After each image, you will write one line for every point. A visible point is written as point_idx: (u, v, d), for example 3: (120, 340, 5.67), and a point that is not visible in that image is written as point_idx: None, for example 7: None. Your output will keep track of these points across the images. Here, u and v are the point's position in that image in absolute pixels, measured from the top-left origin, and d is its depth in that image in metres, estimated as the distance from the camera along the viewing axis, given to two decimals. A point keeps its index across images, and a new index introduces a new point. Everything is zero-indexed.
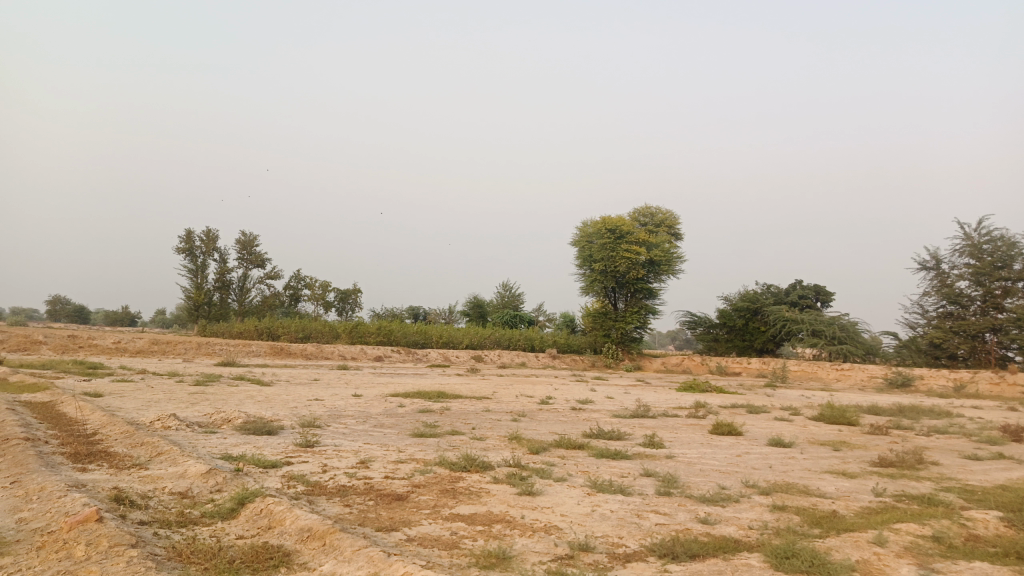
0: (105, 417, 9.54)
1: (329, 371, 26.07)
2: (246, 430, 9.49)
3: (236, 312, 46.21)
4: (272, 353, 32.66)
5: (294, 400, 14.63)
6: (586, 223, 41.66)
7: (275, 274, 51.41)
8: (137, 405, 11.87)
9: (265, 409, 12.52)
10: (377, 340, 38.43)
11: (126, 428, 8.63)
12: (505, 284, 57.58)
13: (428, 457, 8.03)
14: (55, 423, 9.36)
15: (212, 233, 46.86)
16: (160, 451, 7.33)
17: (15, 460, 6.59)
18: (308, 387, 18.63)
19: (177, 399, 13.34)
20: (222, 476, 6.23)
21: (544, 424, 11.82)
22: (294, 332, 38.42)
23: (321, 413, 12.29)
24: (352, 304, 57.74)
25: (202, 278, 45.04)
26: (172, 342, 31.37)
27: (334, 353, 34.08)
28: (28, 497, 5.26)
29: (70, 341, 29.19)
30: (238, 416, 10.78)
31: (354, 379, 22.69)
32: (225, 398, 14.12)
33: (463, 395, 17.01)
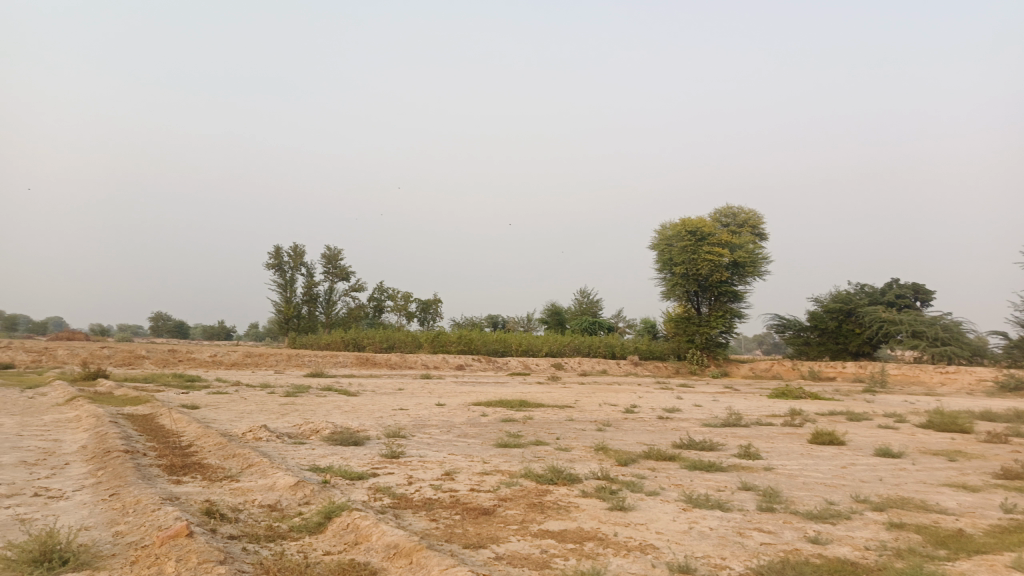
0: (200, 429, 9.79)
1: (412, 380, 26.35)
2: (333, 441, 9.54)
3: (323, 324, 47.63)
4: (358, 363, 33.36)
5: (379, 410, 14.74)
6: (665, 226, 40.80)
7: (359, 287, 52.77)
8: (230, 416, 12.19)
9: (352, 418, 12.64)
10: (458, 349, 38.78)
11: (219, 439, 8.81)
12: (584, 290, 57.13)
13: (514, 469, 7.80)
14: (154, 435, 9.68)
15: (300, 248, 48.57)
16: (251, 463, 7.40)
17: (115, 472, 6.78)
18: (392, 396, 18.80)
19: (268, 410, 13.65)
20: (310, 488, 6.20)
21: (631, 434, 11.42)
22: (377, 343, 39.25)
23: (406, 423, 12.30)
24: (433, 314, 58.60)
25: (291, 292, 46.69)
26: (264, 354, 32.52)
27: (417, 362, 34.53)
28: (125, 510, 5.34)
29: (170, 354, 30.68)
30: (325, 427, 10.88)
31: (437, 388, 22.80)
32: (313, 409, 14.37)
33: (546, 404, 16.75)
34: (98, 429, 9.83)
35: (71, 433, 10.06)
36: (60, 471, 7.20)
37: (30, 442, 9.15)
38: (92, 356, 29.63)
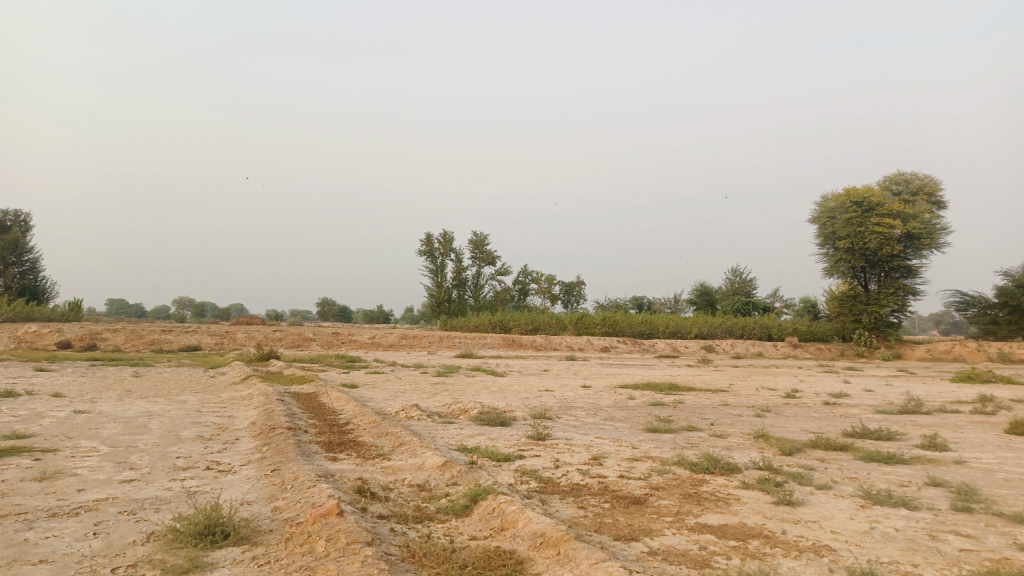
0: (356, 407, 10.15)
1: (559, 362, 26.31)
2: (481, 422, 9.53)
3: (472, 307, 48.86)
4: (505, 345, 33.87)
5: (526, 391, 14.71)
6: (827, 198, 37.92)
7: (505, 270, 53.72)
8: (385, 395, 12.61)
9: (499, 399, 12.68)
10: (603, 331, 38.37)
11: (373, 418, 9.06)
12: (735, 269, 54.66)
13: (666, 455, 7.38)
14: (315, 413, 10.17)
15: (449, 234, 50.05)
16: (401, 442, 7.48)
17: (278, 448, 7.09)
18: (539, 378, 18.79)
19: (420, 390, 14.02)
20: (457, 469, 6.12)
21: (794, 420, 10.59)
22: (524, 325, 39.75)
23: (553, 404, 12.15)
24: (577, 296, 58.51)
25: (442, 277, 48.27)
26: (418, 336, 33.82)
27: (563, 344, 34.52)
28: (283, 487, 5.52)
29: (333, 336, 32.67)
30: (473, 406, 10.95)
31: (584, 370, 22.58)
32: (462, 389, 14.62)
33: (697, 387, 16.03)
34: (266, 406, 10.46)
35: (243, 410, 10.79)
36: (232, 446, 7.66)
37: (208, 418, 9.88)
38: (266, 339, 32.16)
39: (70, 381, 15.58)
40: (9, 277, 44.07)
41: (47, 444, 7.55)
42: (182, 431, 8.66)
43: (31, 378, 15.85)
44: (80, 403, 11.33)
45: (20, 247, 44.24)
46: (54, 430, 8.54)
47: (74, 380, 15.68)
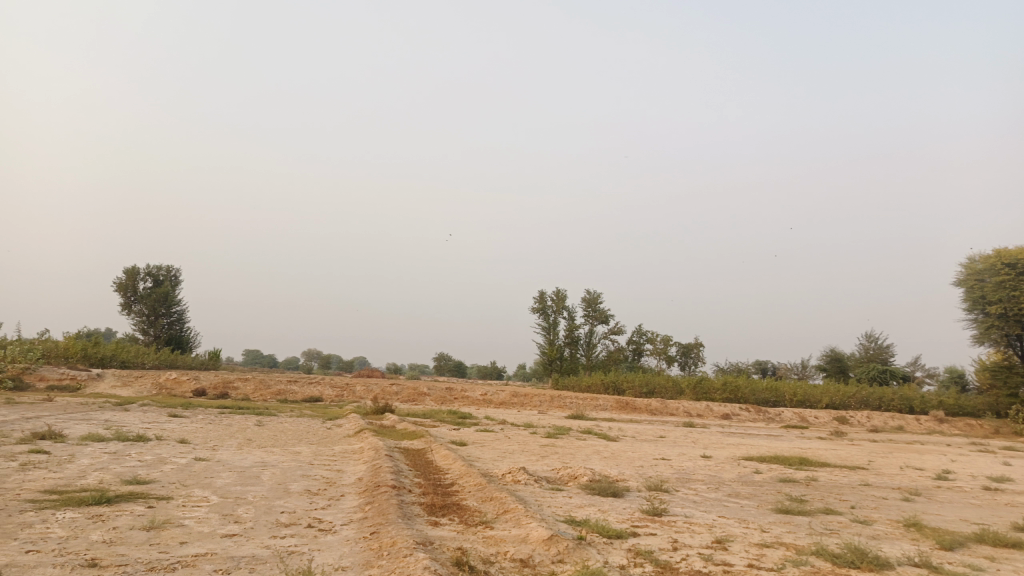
0: (462, 467, 9.83)
1: (676, 428, 25.09)
2: (592, 491, 8.94)
3: (584, 367, 48.03)
4: (618, 408, 32.83)
5: (640, 458, 13.92)
6: (974, 259, 34.81)
7: (619, 329, 52.77)
8: (493, 456, 12.26)
9: (612, 466, 12.02)
10: (723, 397, 36.52)
11: (479, 480, 8.70)
12: (869, 334, 51.00)
13: (801, 543, 6.54)
14: (422, 471, 9.94)
15: (562, 292, 49.90)
16: (507, 509, 7.02)
17: (380, 509, 6.82)
18: (655, 444, 17.84)
19: (529, 451, 13.57)
20: (564, 545, 5.61)
21: (950, 507, 9.29)
22: (638, 387, 38.56)
23: (669, 475, 11.35)
24: (694, 359, 56.40)
25: (554, 335, 47.97)
26: (529, 395, 33.42)
27: (680, 409, 33.05)
28: (380, 552, 5.22)
29: (447, 392, 32.87)
30: (584, 473, 10.37)
31: (704, 438, 21.31)
32: (573, 452, 14.04)
33: (832, 464, 14.63)
34: (375, 462, 10.34)
35: (353, 464, 10.73)
36: (336, 503, 7.50)
37: (318, 471, 9.85)
38: (382, 392, 32.82)
39: (198, 427, 16.28)
40: (159, 327, 47.79)
41: (164, 491, 7.70)
42: (291, 484, 8.63)
43: (165, 422, 16.70)
44: (203, 450, 11.67)
45: (169, 300, 48.07)
46: (174, 477, 8.77)
47: (202, 426, 16.37)
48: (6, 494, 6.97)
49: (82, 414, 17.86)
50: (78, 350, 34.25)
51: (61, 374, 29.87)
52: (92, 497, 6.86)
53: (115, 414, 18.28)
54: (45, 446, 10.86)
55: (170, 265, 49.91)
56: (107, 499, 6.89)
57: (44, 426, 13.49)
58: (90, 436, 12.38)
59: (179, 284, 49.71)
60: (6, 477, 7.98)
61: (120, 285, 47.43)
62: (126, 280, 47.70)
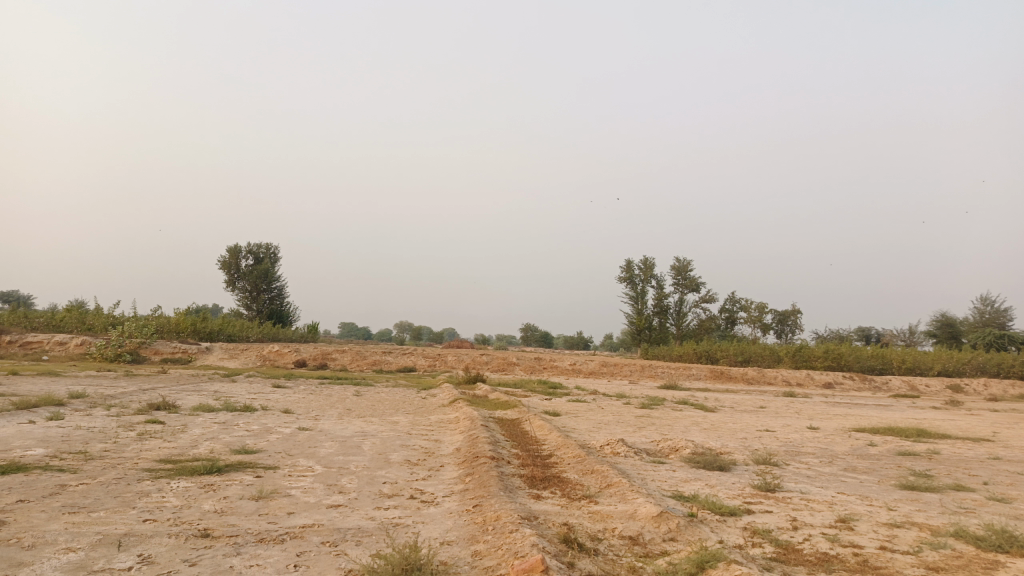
0: (559, 438, 9.62)
1: (776, 398, 24.13)
2: (696, 465, 8.55)
3: (675, 336, 47.03)
4: (712, 377, 31.95)
5: (742, 430, 13.35)
6: None
7: (711, 297, 51.33)
8: (589, 427, 12.01)
9: (714, 438, 11.55)
10: (825, 366, 34.95)
11: (578, 452, 8.46)
12: (984, 297, 47.57)
13: (935, 523, 5.99)
14: (518, 442, 9.80)
15: (650, 260, 48.88)
16: (610, 483, 6.75)
17: (480, 480, 6.69)
18: (756, 415, 17.14)
19: (625, 422, 13.24)
20: (676, 523, 5.31)
21: None
22: (733, 356, 37.44)
23: (777, 447, 10.78)
24: (791, 326, 54.25)
25: (643, 304, 47.15)
26: (620, 364, 32.98)
27: (778, 378, 31.85)
28: (484, 527, 5.07)
29: (536, 361, 32.87)
30: (685, 446, 9.97)
31: (807, 408, 20.37)
32: (671, 423, 13.62)
33: (954, 435, 13.60)
34: (471, 432, 10.27)
35: (449, 434, 10.70)
36: (437, 474, 7.43)
37: (416, 441, 9.86)
38: (473, 362, 33.16)
39: (300, 397, 16.81)
40: (261, 302, 49.98)
41: (270, 461, 7.87)
42: (391, 454, 8.65)
43: (269, 393, 17.36)
44: (305, 420, 11.99)
45: (269, 275, 50.15)
46: (279, 446, 8.98)
47: (304, 397, 16.90)
48: (125, 464, 7.28)
49: (194, 385, 18.81)
50: (188, 325, 36.22)
51: (174, 347, 31.68)
52: (203, 467, 7.05)
53: (223, 385, 19.15)
54: (160, 416, 11.40)
55: (268, 243, 51.89)
56: (218, 469, 7.08)
57: (159, 397, 14.21)
58: (200, 407, 12.93)
59: (278, 261, 51.66)
60: (126, 447, 8.37)
61: (224, 263, 49.86)
62: (229, 258, 50.01)
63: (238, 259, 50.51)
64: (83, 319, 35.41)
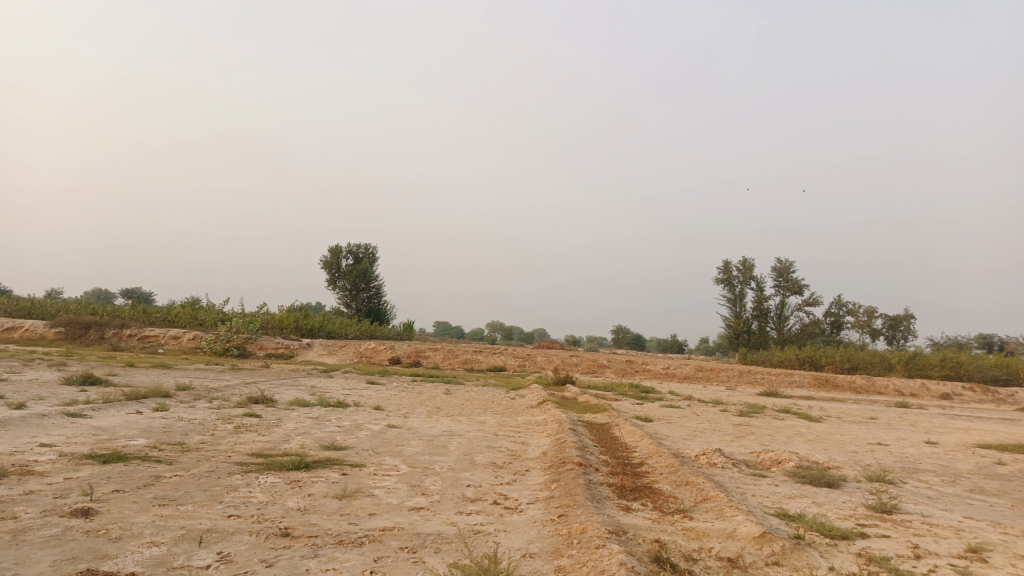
0: (651, 446, 9.17)
1: (887, 408, 22.58)
2: (802, 480, 7.92)
3: (776, 341, 45.06)
4: (816, 385, 30.32)
5: (851, 442, 12.43)
6: None
7: (814, 300, 48.93)
8: (684, 434, 11.46)
9: (820, 451, 10.76)
10: (942, 375, 32.55)
11: (672, 461, 8.01)
12: None
13: None
14: (608, 448, 9.41)
15: (749, 261, 47.04)
16: (706, 497, 6.30)
17: (567, 488, 6.39)
18: (866, 426, 16.00)
19: (722, 430, 12.60)
20: (781, 546, 4.83)
21: None
22: (839, 363, 35.46)
23: (891, 463, 9.93)
24: (904, 332, 50.95)
25: (741, 307, 45.44)
26: (716, 369, 31.81)
27: (889, 387, 29.85)
28: (570, 540, 4.77)
29: (628, 364, 32.19)
30: (789, 458, 9.30)
31: (923, 421, 18.89)
32: (772, 433, 12.84)
33: None
34: (559, 436, 9.97)
35: (537, 437, 10.43)
36: (522, 479, 7.17)
37: (503, 443, 9.65)
38: (563, 363, 32.84)
39: (392, 394, 17.01)
40: (360, 301, 51.46)
41: (357, 458, 7.85)
42: (476, 455, 8.46)
43: (363, 389, 17.67)
44: (394, 418, 12.04)
45: (368, 274, 51.61)
46: (368, 443, 8.99)
47: (396, 394, 17.08)
48: (218, 456, 7.44)
49: (293, 380, 19.44)
50: (291, 322, 37.68)
51: (277, 343, 32.98)
52: (291, 463, 7.09)
53: (320, 381, 19.69)
54: (257, 410, 11.74)
55: (367, 243, 53.35)
56: (305, 465, 7.10)
57: (258, 391, 14.69)
58: (295, 401, 13.24)
59: (376, 261, 53.02)
60: (222, 439, 8.60)
61: (326, 263, 51.70)
62: (330, 257, 51.80)
63: (338, 258, 52.22)
64: (196, 314, 37.49)
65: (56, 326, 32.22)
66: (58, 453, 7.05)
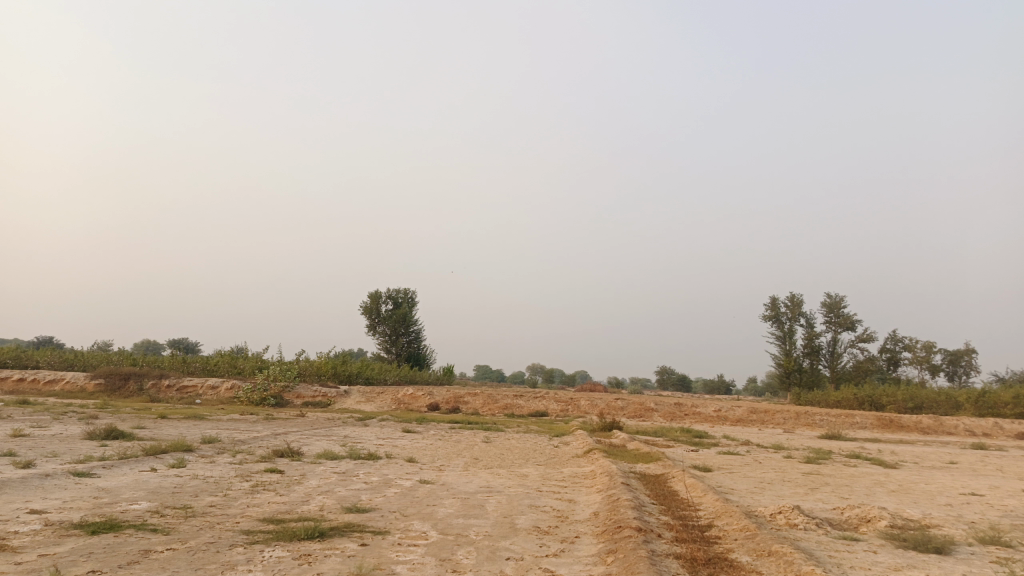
0: (718, 503, 8.00)
1: (964, 451, 20.70)
2: (903, 545, 6.68)
3: (830, 380, 42.91)
4: (880, 426, 28.39)
5: (940, 493, 11.00)
6: None
7: (868, 336, 46.78)
8: (751, 487, 10.19)
9: (912, 505, 9.39)
10: (1016, 413, 30.27)
11: (745, 523, 6.85)
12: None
13: None
14: (668, 506, 8.25)
15: (797, 298, 45.30)
16: (800, 573, 5.16)
17: (627, 564, 5.29)
18: (950, 473, 14.39)
19: (792, 481, 11.27)
20: None
21: None
22: (901, 402, 33.35)
23: (1000, 519, 8.54)
24: (965, 367, 48.26)
25: (791, 345, 43.54)
26: (771, 411, 30.06)
27: (959, 427, 27.77)
28: None
29: (676, 407, 30.65)
30: (880, 515, 8.04)
31: (1010, 464, 17.09)
32: (849, 484, 11.45)
33: None
34: (611, 491, 8.82)
35: (585, 494, 9.31)
36: (572, 548, 6.11)
37: (548, 501, 8.57)
38: (609, 407, 31.49)
39: (429, 444, 16.03)
40: (400, 346, 50.90)
41: (381, 523, 6.87)
42: (518, 518, 7.40)
43: (397, 439, 16.69)
44: (428, 472, 11.05)
45: (408, 319, 51.11)
46: (396, 504, 8.00)
47: (433, 443, 16.09)
48: (225, 523, 6.55)
49: (325, 430, 18.57)
50: (329, 369, 37.10)
51: (315, 391, 32.34)
52: (305, 531, 6.15)
53: (354, 430, 18.82)
54: (281, 464, 10.87)
55: (407, 288, 52.96)
56: (320, 533, 6.15)
57: (286, 443, 13.82)
58: (325, 454, 12.32)
59: (416, 306, 52.51)
60: (234, 501, 7.72)
61: (366, 308, 51.40)
62: (370, 303, 51.49)
63: (378, 304, 51.89)
64: (235, 364, 37.19)
65: (97, 378, 32.16)
66: (45, 522, 6.24)
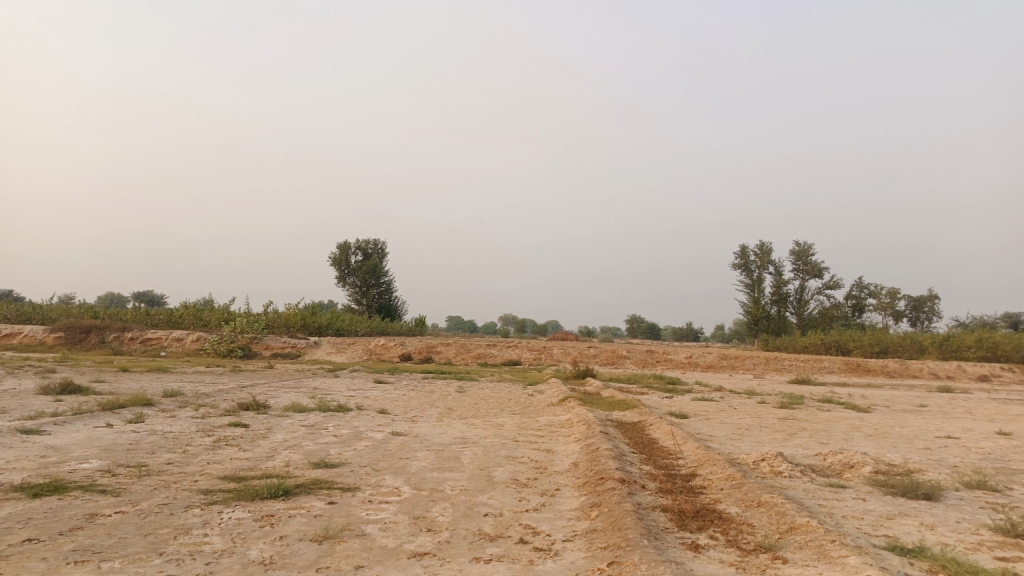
0: (700, 451, 7.76)
1: (930, 394, 20.99)
2: (891, 491, 6.50)
3: (797, 326, 43.47)
4: (847, 370, 28.78)
5: (916, 437, 10.95)
6: None
7: (834, 283, 47.32)
8: (730, 434, 10.01)
9: (892, 450, 9.28)
10: (978, 356, 30.90)
11: (730, 472, 6.61)
12: None
13: None
14: (649, 455, 8.00)
15: (766, 246, 45.45)
16: (795, 525, 4.89)
17: (613, 519, 4.98)
18: (922, 416, 14.47)
19: (770, 427, 11.14)
20: None
21: None
22: (867, 347, 33.84)
23: (980, 462, 8.45)
24: (928, 313, 49.26)
25: (759, 292, 43.84)
26: (741, 357, 30.28)
27: (924, 371, 28.30)
28: None
29: (648, 355, 30.73)
30: (863, 461, 7.87)
31: (977, 407, 17.31)
32: (826, 428, 11.36)
33: None
34: (590, 441, 8.54)
35: (563, 443, 9.03)
36: (553, 502, 5.79)
37: (525, 452, 8.27)
38: (581, 355, 31.46)
39: (401, 395, 15.68)
40: (370, 297, 50.25)
41: (350, 478, 6.49)
42: (495, 470, 7.07)
43: (368, 390, 16.31)
44: (400, 423, 10.68)
45: (378, 270, 50.32)
46: (367, 458, 7.62)
47: (405, 394, 15.75)
48: (182, 483, 6.10)
49: (294, 382, 18.13)
50: (298, 320, 36.45)
51: (284, 342, 31.79)
52: (268, 489, 5.74)
53: (324, 381, 18.39)
54: (246, 418, 10.43)
55: (376, 238, 52.01)
56: (284, 492, 5.74)
57: (252, 396, 13.35)
58: (292, 406, 11.89)
59: (386, 256, 51.69)
60: (194, 457, 7.27)
61: (335, 260, 50.48)
62: (339, 254, 50.59)
63: (347, 255, 50.97)
64: (200, 315, 36.34)
65: (55, 331, 31.17)
66: None
